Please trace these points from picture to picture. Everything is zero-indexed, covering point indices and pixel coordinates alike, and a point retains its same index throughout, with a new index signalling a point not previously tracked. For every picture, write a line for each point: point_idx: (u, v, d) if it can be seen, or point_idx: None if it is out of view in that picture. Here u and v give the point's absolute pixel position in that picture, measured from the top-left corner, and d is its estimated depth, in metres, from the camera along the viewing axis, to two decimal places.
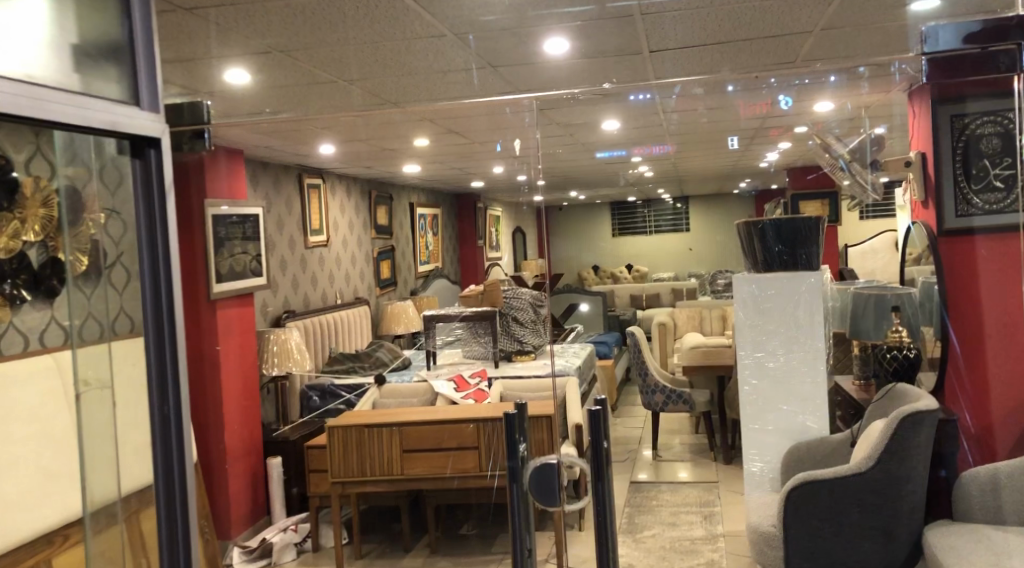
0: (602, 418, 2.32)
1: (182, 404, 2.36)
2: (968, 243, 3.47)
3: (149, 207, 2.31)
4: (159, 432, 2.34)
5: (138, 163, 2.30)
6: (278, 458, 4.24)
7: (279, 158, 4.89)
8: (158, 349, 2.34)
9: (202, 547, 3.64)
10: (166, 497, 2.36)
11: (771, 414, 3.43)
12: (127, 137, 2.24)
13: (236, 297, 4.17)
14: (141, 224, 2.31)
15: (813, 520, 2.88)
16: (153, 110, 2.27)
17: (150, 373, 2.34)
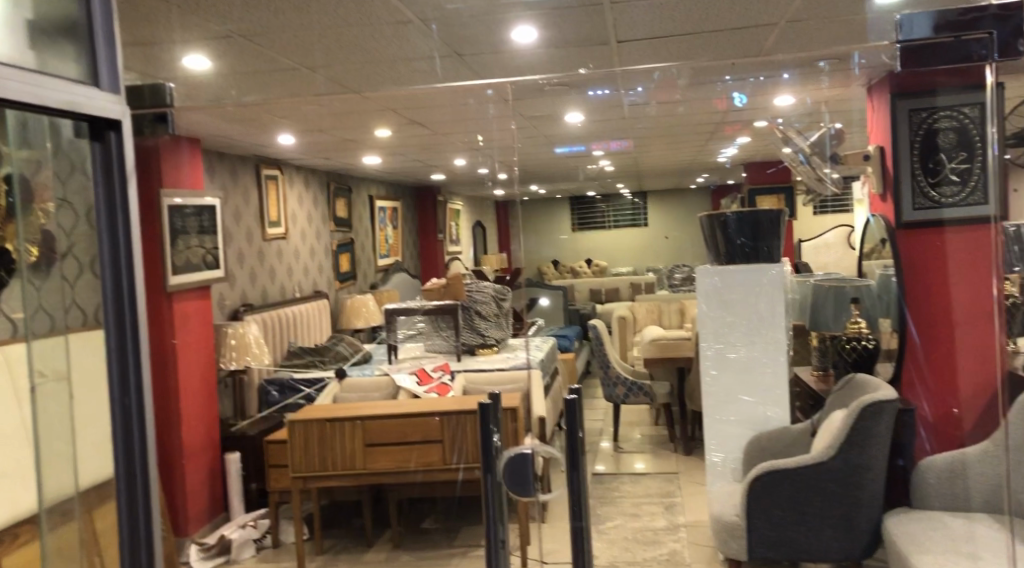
0: (578, 408, 2.32)
1: (144, 394, 2.28)
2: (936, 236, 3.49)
3: (110, 201, 2.21)
4: (121, 423, 2.27)
5: (97, 147, 2.21)
6: (237, 454, 4.21)
7: (237, 148, 4.79)
8: (120, 343, 2.25)
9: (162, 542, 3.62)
10: (127, 489, 2.30)
11: (732, 404, 3.46)
12: (85, 119, 2.16)
13: (196, 289, 4.11)
14: (100, 211, 2.21)
15: (775, 509, 2.92)
16: (113, 92, 2.20)
17: (110, 364, 2.26)
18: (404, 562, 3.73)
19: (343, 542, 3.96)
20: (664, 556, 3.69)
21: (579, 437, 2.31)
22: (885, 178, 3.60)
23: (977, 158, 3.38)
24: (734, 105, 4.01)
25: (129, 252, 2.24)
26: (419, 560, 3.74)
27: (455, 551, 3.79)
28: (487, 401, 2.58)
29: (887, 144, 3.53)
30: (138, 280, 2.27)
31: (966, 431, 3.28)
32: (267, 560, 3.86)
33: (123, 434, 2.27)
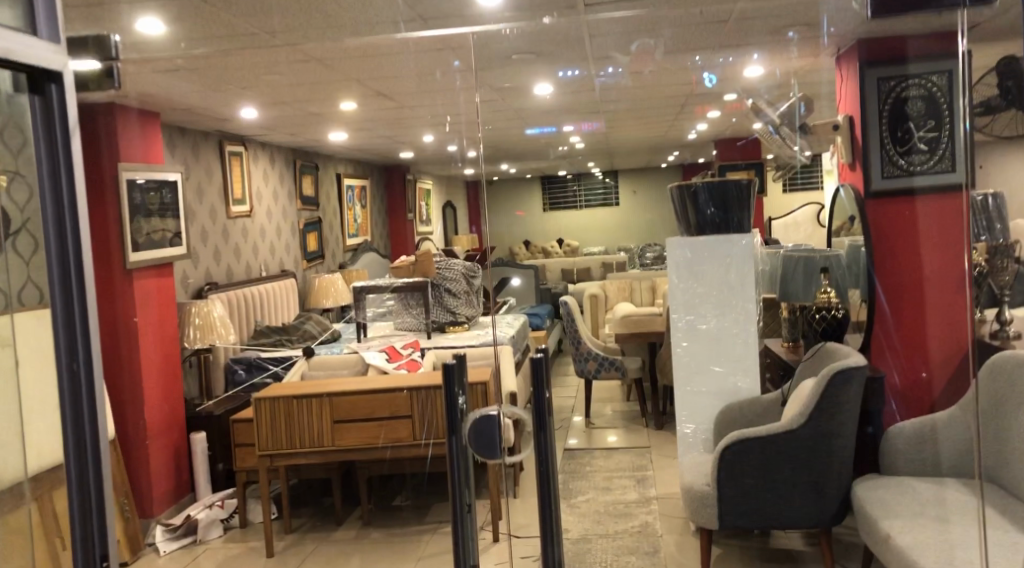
0: (545, 366, 2.28)
1: (93, 367, 2.21)
2: (907, 205, 3.45)
3: (57, 164, 2.17)
4: (68, 397, 2.20)
5: (37, 100, 2.16)
6: (203, 434, 4.09)
7: (198, 123, 4.67)
8: (66, 309, 2.19)
9: (121, 526, 3.56)
10: (75, 459, 2.23)
11: (702, 374, 3.46)
12: (22, 69, 2.11)
13: (153, 267, 3.96)
14: (44, 176, 2.15)
15: (745, 477, 2.92)
16: (52, 41, 2.14)
17: (58, 334, 2.19)
18: (374, 539, 3.69)
19: (312, 521, 3.90)
20: (636, 528, 3.68)
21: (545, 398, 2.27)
22: (855, 147, 3.58)
23: (945, 127, 3.39)
24: (703, 74, 3.98)
25: (75, 216, 2.18)
26: (388, 537, 3.71)
27: (424, 527, 3.77)
28: (453, 364, 2.54)
29: (857, 112, 3.53)
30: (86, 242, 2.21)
31: (935, 396, 3.29)
32: (235, 540, 3.80)
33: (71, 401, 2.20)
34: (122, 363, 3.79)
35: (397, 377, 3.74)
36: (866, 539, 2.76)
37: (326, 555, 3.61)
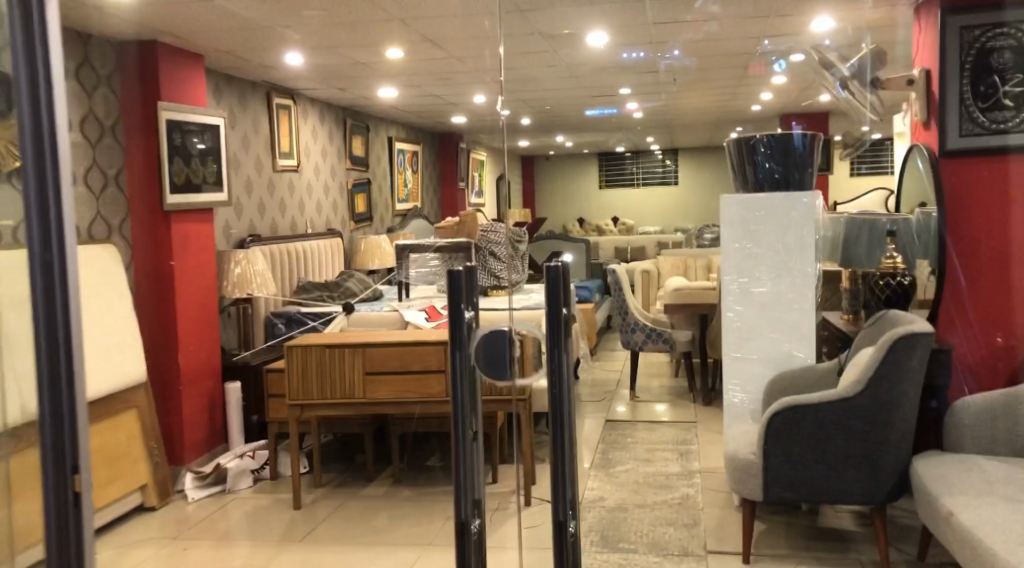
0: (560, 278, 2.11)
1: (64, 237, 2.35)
2: (999, 166, 3.16)
3: (33, 84, 2.31)
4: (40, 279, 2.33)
5: None
6: (238, 383, 4.05)
7: (247, 72, 4.59)
8: (37, 172, 2.31)
9: (146, 469, 3.50)
10: (48, 359, 2.35)
11: (754, 340, 3.25)
12: None
13: (194, 212, 3.92)
14: (23, 92, 2.30)
15: (795, 447, 2.72)
16: None
17: (26, 189, 2.32)
18: (404, 497, 3.58)
19: (342, 476, 3.81)
20: (676, 501, 3.49)
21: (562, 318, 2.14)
22: (930, 104, 3.30)
23: None
24: (769, 26, 3.74)
25: (51, 124, 2.34)
26: (419, 496, 3.59)
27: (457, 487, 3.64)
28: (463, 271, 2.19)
29: (935, 67, 3.26)
30: (64, 151, 2.36)
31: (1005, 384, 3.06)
32: (264, 491, 3.72)
33: (44, 286, 2.33)
34: (156, 305, 3.74)
35: (433, 332, 3.62)
36: (926, 518, 2.55)
37: (355, 509, 3.51)
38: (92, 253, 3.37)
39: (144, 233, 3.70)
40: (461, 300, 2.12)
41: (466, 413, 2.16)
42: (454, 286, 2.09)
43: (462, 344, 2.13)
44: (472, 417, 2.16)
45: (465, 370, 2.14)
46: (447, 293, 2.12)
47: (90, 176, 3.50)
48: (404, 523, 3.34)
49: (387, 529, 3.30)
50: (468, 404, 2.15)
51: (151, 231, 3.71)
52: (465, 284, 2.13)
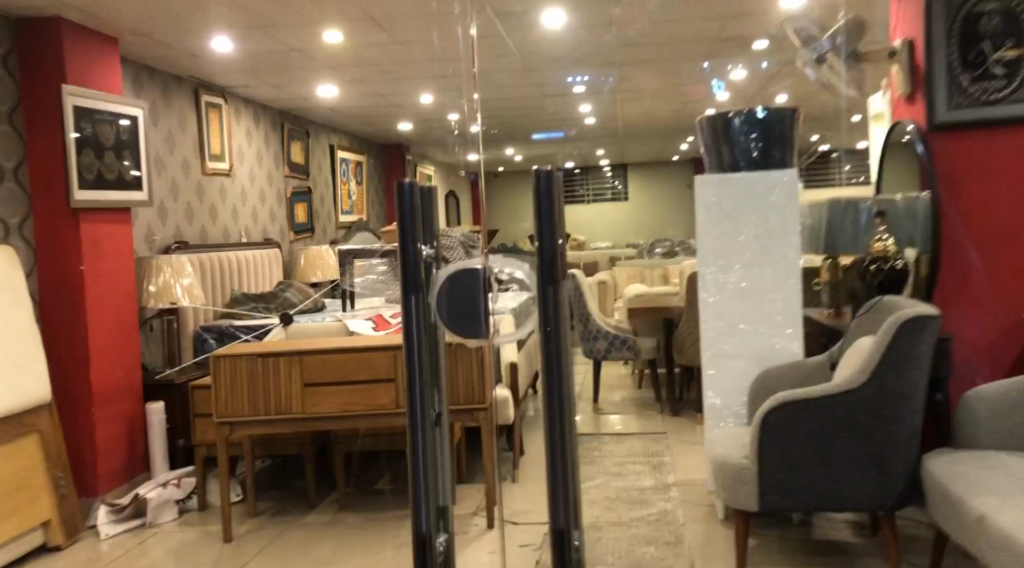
0: (545, 183, 1.33)
1: None
2: None
3: None
4: None
5: None
6: (161, 404, 3.57)
7: (170, 62, 4.20)
8: None
9: (50, 502, 3.03)
10: None
11: (746, 334, 2.96)
12: None
13: (110, 211, 3.50)
14: None
15: (793, 447, 2.41)
16: None
17: None
18: (349, 525, 3.18)
19: (280, 505, 3.39)
20: (653, 518, 3.14)
21: (551, 268, 1.35)
22: (914, 76, 3.04)
23: None
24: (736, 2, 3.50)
25: None
26: (366, 523, 3.19)
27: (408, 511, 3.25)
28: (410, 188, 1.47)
29: (920, 34, 3.00)
30: None
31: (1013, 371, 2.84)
32: (192, 523, 3.28)
33: None
34: (64, 316, 3.31)
35: (378, 337, 3.22)
36: (946, 526, 2.24)
37: (292, 542, 3.08)
38: None
39: (49, 234, 3.29)
40: (411, 228, 1.46)
41: (423, 387, 1.48)
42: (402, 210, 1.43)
43: (421, 295, 1.48)
44: (434, 391, 1.50)
45: (423, 330, 1.47)
46: (393, 226, 1.45)
47: None
48: (347, 556, 2.93)
49: (331, 562, 2.89)
50: (427, 372, 1.47)
51: (56, 232, 3.29)
52: (418, 210, 1.46)
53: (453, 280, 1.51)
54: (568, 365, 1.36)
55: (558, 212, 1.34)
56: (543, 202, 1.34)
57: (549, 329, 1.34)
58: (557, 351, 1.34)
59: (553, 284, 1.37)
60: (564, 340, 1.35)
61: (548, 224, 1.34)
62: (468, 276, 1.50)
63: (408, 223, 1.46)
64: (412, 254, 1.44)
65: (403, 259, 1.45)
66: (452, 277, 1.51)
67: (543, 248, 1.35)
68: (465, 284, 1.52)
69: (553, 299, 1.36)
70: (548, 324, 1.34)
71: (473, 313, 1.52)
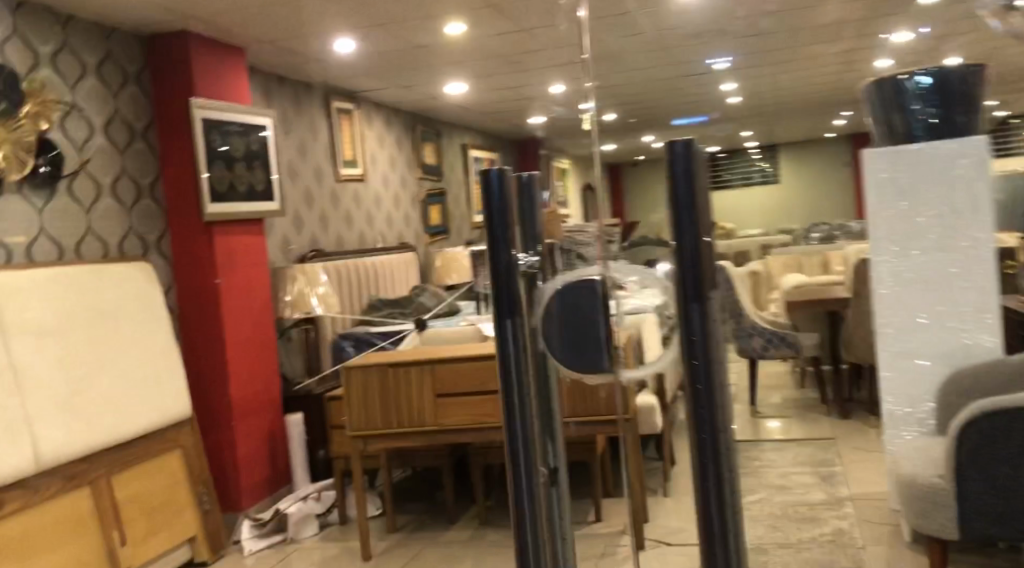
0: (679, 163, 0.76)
1: None
2: None
3: None
4: None
5: None
6: (300, 416, 3.52)
7: (297, 72, 4.18)
8: None
9: (195, 519, 3.02)
10: None
11: (933, 330, 2.56)
12: None
13: (243, 224, 3.49)
14: None
15: (1002, 466, 2.03)
16: None
17: None
18: (489, 542, 3.00)
19: (420, 520, 3.26)
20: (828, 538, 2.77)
21: (692, 288, 0.76)
22: None
23: None
24: None
25: None
26: (507, 540, 3.00)
27: None
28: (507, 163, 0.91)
29: None
30: None
31: None
32: (333, 538, 3.21)
33: None
34: (204, 330, 3.31)
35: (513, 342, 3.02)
36: None
37: (433, 560, 2.93)
38: (114, 269, 2.96)
39: (184, 248, 3.31)
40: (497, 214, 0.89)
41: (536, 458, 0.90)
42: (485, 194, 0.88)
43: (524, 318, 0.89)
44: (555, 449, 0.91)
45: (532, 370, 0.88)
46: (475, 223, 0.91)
47: (119, 186, 3.11)
48: None
49: None
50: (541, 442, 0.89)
51: (191, 246, 3.29)
52: (531, 196, 0.92)
53: (565, 293, 0.84)
54: (730, 436, 0.76)
55: (697, 192, 0.76)
56: (671, 174, 0.77)
57: (697, 379, 0.76)
58: (709, 413, 0.76)
59: (693, 302, 0.77)
60: (718, 393, 0.76)
61: (683, 208, 0.76)
62: (589, 297, 0.84)
63: (492, 212, 0.89)
64: (499, 258, 0.90)
65: (492, 266, 0.90)
66: (557, 288, 0.85)
67: (672, 242, 0.77)
68: (583, 306, 0.84)
69: (701, 327, 0.77)
70: (692, 360, 0.76)
71: (594, 343, 0.84)
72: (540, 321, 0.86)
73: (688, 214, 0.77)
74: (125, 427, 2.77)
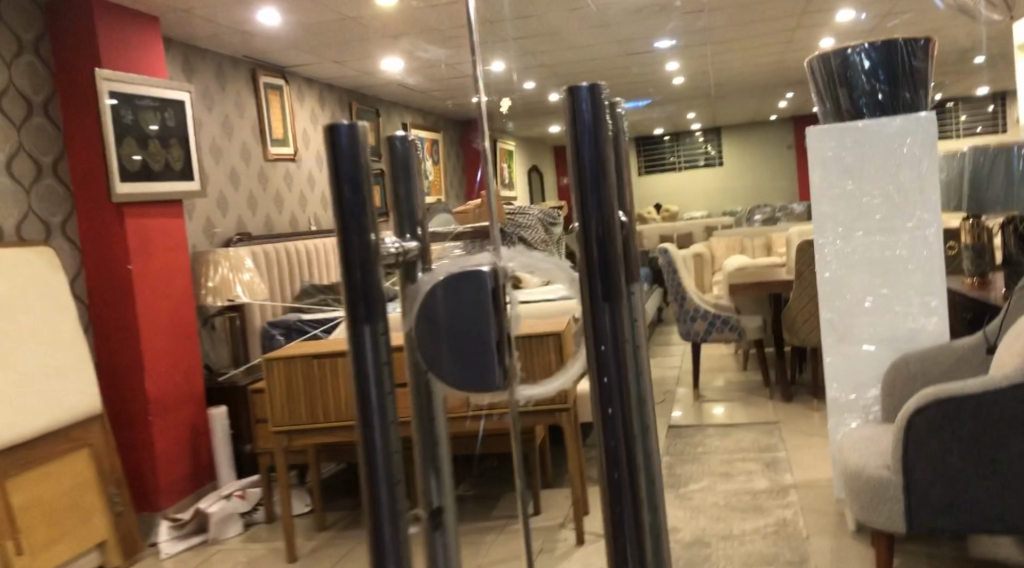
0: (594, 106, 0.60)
1: None
2: None
3: None
4: None
5: None
6: (223, 409, 3.32)
7: (220, 44, 3.94)
8: None
9: (106, 522, 2.82)
10: None
11: (880, 312, 2.48)
12: None
13: (161, 205, 3.26)
14: None
15: (951, 455, 1.94)
16: None
17: None
18: None
19: None
20: (772, 528, 2.64)
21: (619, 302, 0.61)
22: None
23: None
24: None
25: None
26: None
27: None
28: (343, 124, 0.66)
29: None
30: None
31: None
32: (256, 539, 3.02)
33: None
34: (116, 318, 3.08)
35: None
36: None
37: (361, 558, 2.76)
38: (10, 254, 2.74)
39: (92, 232, 3.08)
40: (351, 189, 0.66)
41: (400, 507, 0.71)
42: (340, 181, 0.64)
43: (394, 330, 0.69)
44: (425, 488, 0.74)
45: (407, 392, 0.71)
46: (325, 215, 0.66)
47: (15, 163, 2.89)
48: None
49: None
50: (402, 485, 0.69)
51: (100, 229, 3.06)
52: (392, 166, 0.74)
53: (450, 289, 0.67)
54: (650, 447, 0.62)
55: (618, 179, 0.60)
56: (582, 153, 0.60)
57: (618, 417, 0.61)
58: (631, 456, 0.61)
59: (614, 321, 0.61)
60: (643, 437, 0.62)
61: (599, 198, 0.60)
62: (465, 298, 0.67)
63: (346, 191, 0.66)
64: (355, 255, 0.67)
65: (341, 261, 0.67)
66: (436, 285, 0.68)
67: (587, 243, 0.60)
68: (463, 307, 0.67)
69: (621, 354, 0.61)
70: (605, 370, 0.61)
71: (487, 353, 0.67)
72: (408, 328, 0.68)
73: (606, 207, 0.60)
74: (24, 425, 2.56)
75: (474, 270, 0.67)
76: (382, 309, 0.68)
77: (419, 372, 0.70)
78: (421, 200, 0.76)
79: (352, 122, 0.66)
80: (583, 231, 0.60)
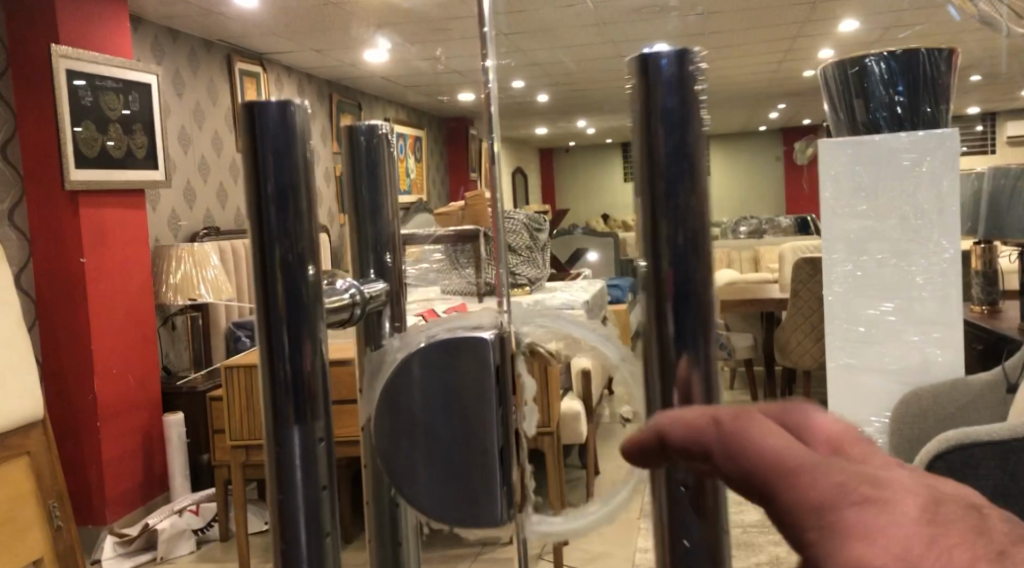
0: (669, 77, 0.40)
1: None
2: None
3: None
4: None
5: None
6: (180, 416, 3.09)
7: (193, 26, 3.71)
8: None
9: (44, 538, 2.59)
10: None
11: None
12: None
13: (120, 194, 3.03)
14: None
15: None
16: None
17: None
18: None
19: None
20: None
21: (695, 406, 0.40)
22: None
23: None
24: None
25: None
26: None
27: None
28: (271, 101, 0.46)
29: None
30: None
31: None
32: (210, 559, 2.80)
33: None
34: (65, 315, 2.85)
35: None
36: None
37: None
38: None
39: (43, 222, 2.84)
40: (279, 201, 0.46)
41: None
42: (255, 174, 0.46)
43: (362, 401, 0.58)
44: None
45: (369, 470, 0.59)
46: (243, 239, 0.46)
47: None
48: None
49: None
50: None
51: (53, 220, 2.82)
52: (355, 172, 0.59)
53: (434, 357, 0.54)
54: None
55: (702, 205, 0.41)
56: (649, 149, 0.41)
57: (696, 543, 0.40)
58: None
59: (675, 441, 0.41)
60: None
61: (675, 227, 0.40)
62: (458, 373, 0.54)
63: (271, 204, 0.46)
64: (281, 301, 0.47)
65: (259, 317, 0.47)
66: (423, 360, 0.55)
67: (655, 296, 0.41)
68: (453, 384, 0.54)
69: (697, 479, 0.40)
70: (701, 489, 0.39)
71: (479, 458, 0.53)
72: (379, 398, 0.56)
73: (692, 247, 0.40)
74: None
75: (470, 346, 0.53)
76: (323, 386, 0.48)
77: (380, 483, 0.58)
78: (396, 218, 0.61)
79: (287, 104, 0.46)
80: (651, 277, 0.41)
